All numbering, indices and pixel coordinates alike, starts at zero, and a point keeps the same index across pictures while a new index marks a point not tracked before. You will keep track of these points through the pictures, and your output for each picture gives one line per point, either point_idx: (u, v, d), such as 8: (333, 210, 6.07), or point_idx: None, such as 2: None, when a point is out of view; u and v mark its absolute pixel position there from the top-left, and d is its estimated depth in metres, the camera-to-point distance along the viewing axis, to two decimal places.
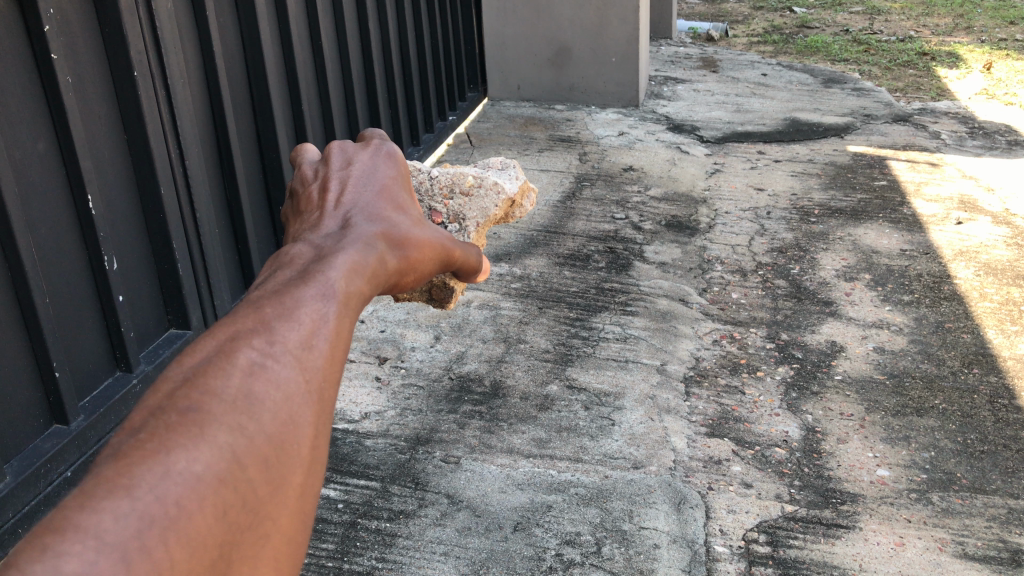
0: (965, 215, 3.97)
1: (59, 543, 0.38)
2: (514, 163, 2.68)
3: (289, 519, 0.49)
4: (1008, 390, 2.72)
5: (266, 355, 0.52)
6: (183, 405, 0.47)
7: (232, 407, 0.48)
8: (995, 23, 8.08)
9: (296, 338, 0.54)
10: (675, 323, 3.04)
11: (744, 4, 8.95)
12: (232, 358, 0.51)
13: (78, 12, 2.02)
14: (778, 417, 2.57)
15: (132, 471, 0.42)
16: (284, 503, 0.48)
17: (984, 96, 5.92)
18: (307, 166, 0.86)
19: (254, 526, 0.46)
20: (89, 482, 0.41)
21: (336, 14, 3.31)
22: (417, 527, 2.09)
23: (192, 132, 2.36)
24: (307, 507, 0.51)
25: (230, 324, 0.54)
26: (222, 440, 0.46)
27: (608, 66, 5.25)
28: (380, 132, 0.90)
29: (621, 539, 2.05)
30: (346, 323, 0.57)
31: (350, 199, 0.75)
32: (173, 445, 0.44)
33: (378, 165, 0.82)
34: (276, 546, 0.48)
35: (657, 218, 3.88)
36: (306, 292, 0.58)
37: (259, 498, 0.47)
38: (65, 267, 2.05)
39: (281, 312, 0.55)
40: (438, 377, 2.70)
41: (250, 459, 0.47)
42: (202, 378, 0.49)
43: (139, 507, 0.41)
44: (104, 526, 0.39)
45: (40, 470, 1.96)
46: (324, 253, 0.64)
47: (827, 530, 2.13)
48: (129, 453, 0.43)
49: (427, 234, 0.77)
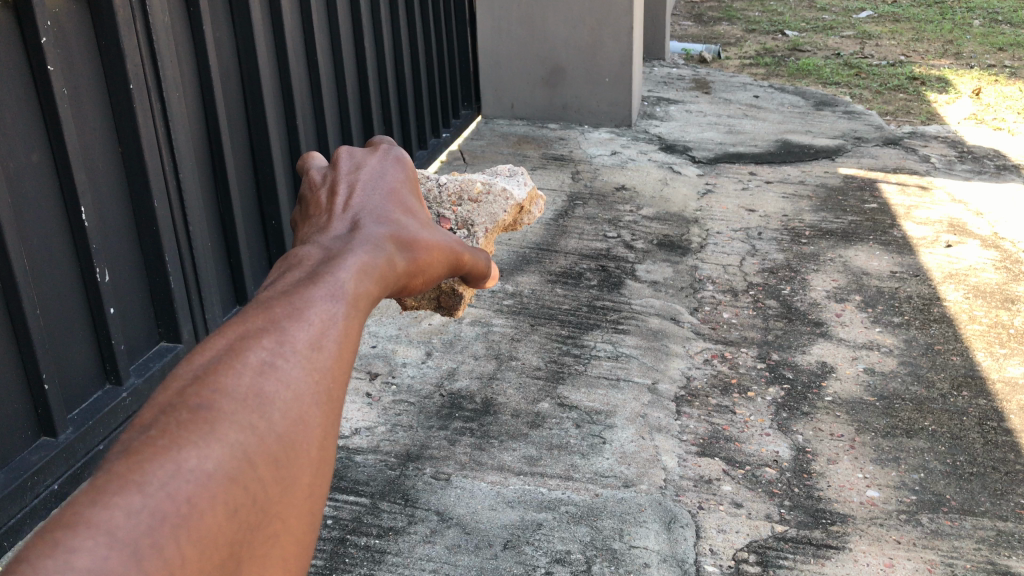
0: (954, 238, 4.01)
1: (69, 539, 0.37)
2: (523, 170, 2.69)
3: (299, 521, 0.48)
4: (997, 413, 2.74)
5: (276, 354, 0.51)
6: (194, 402, 0.46)
7: (243, 405, 0.47)
8: (984, 49, 8.19)
9: (307, 339, 0.53)
10: (667, 341, 3.05)
11: (736, 27, 9.03)
12: (243, 358, 0.50)
13: (75, 25, 2.03)
14: (768, 437, 2.57)
15: (144, 467, 0.42)
16: (295, 502, 0.48)
17: (972, 121, 5.99)
18: (316, 171, 0.86)
19: (265, 526, 0.46)
20: (100, 478, 0.41)
21: (332, 31, 3.33)
22: (407, 544, 2.08)
23: (187, 144, 2.36)
24: (318, 508, 0.50)
25: (240, 323, 0.54)
26: (234, 437, 0.45)
27: (601, 86, 5.30)
28: (387, 138, 0.90)
29: (611, 558, 2.05)
30: (356, 324, 0.56)
31: (358, 202, 0.75)
32: (185, 441, 0.43)
33: (387, 169, 0.82)
34: (287, 549, 0.47)
35: (649, 237, 3.91)
36: (315, 293, 0.57)
37: (271, 497, 0.46)
38: (56, 280, 2.04)
39: (290, 312, 0.55)
40: (429, 394, 2.69)
41: (262, 457, 0.46)
42: (213, 376, 0.49)
43: (150, 504, 0.40)
44: (115, 522, 0.39)
45: (26, 483, 1.95)
46: (333, 255, 0.64)
47: (817, 550, 2.13)
48: (140, 449, 0.43)
49: (436, 238, 0.77)
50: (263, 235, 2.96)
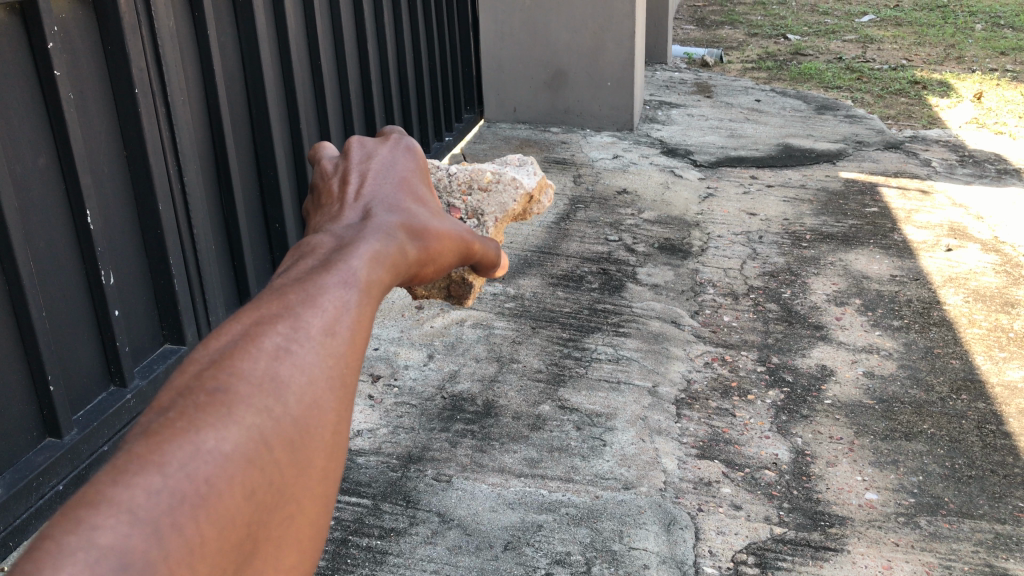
0: (954, 242, 4.02)
1: (93, 516, 0.36)
2: (532, 160, 2.71)
3: (314, 504, 0.46)
4: (996, 416, 2.75)
5: (291, 339, 0.49)
6: (210, 385, 0.45)
7: (258, 389, 0.45)
8: (986, 53, 8.20)
9: (321, 324, 0.51)
10: (667, 344, 3.06)
11: (739, 31, 9.05)
12: (258, 343, 0.48)
13: (81, 31, 2.06)
14: (767, 440, 2.59)
15: (163, 447, 0.40)
16: (309, 486, 0.46)
17: (974, 125, 6.00)
18: (327, 162, 0.86)
19: (280, 508, 0.44)
20: (121, 458, 0.40)
21: (334, 35, 3.35)
22: (408, 544, 2.10)
23: (191, 148, 2.38)
24: (331, 493, 0.48)
25: (255, 309, 0.52)
26: (250, 420, 0.43)
27: (604, 90, 5.33)
28: (398, 129, 0.90)
29: (611, 559, 2.06)
30: (369, 312, 0.54)
31: (369, 192, 0.74)
32: (203, 424, 0.42)
33: (397, 159, 0.81)
34: (301, 532, 0.46)
35: (650, 240, 3.92)
36: (329, 279, 0.55)
37: (286, 481, 0.44)
38: (62, 283, 2.07)
39: (305, 298, 0.53)
40: (431, 396, 2.70)
41: (278, 440, 0.44)
42: (229, 360, 0.47)
43: (170, 483, 0.39)
44: (137, 501, 0.37)
45: (32, 483, 1.96)
46: (346, 242, 0.62)
47: (815, 552, 2.15)
48: (159, 431, 0.41)
49: (446, 227, 0.76)
50: (266, 238, 2.98)
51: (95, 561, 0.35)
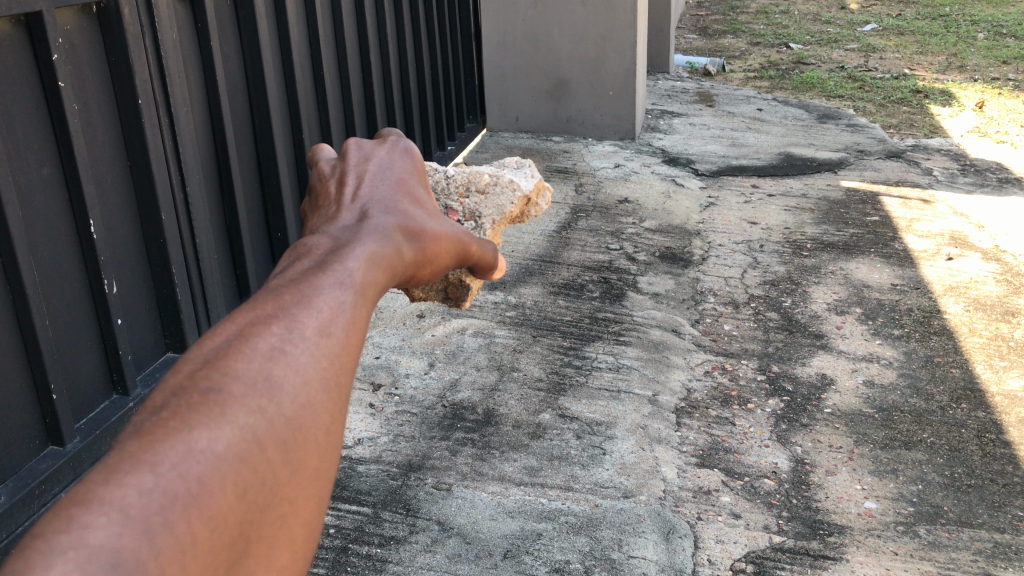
0: (955, 250, 4.03)
1: (84, 515, 0.37)
2: (530, 162, 2.72)
3: (306, 504, 0.48)
4: (996, 425, 2.75)
5: (285, 340, 0.50)
6: (204, 385, 0.46)
7: (252, 389, 0.46)
8: (989, 62, 8.22)
9: (316, 325, 0.52)
10: (668, 353, 3.07)
11: (742, 41, 9.08)
12: (253, 343, 0.49)
13: (86, 43, 2.08)
14: (767, 449, 2.59)
15: (156, 447, 0.41)
16: (301, 486, 0.47)
17: (976, 134, 6.01)
18: (325, 163, 0.87)
19: (271, 508, 0.45)
20: (113, 457, 0.41)
21: (337, 44, 3.38)
22: (408, 553, 2.10)
23: (194, 159, 2.40)
24: (324, 493, 0.49)
25: (250, 310, 0.53)
26: (243, 420, 0.44)
27: (605, 99, 5.35)
28: (396, 130, 0.91)
29: (610, 567, 2.07)
30: (363, 313, 0.55)
31: (366, 193, 0.76)
32: (195, 423, 0.43)
33: (395, 161, 0.83)
34: (292, 532, 0.47)
35: (651, 249, 3.93)
36: (324, 280, 0.56)
37: (279, 481, 0.45)
38: (65, 292, 2.08)
39: (299, 299, 0.54)
40: (431, 405, 2.71)
41: (270, 440, 0.45)
42: (223, 359, 0.48)
43: (162, 483, 0.40)
44: (128, 499, 0.38)
45: (34, 491, 1.96)
46: (342, 244, 0.63)
47: (815, 561, 2.15)
48: (152, 430, 0.42)
49: (443, 229, 0.77)
50: (268, 247, 3.00)
51: (85, 560, 0.36)
